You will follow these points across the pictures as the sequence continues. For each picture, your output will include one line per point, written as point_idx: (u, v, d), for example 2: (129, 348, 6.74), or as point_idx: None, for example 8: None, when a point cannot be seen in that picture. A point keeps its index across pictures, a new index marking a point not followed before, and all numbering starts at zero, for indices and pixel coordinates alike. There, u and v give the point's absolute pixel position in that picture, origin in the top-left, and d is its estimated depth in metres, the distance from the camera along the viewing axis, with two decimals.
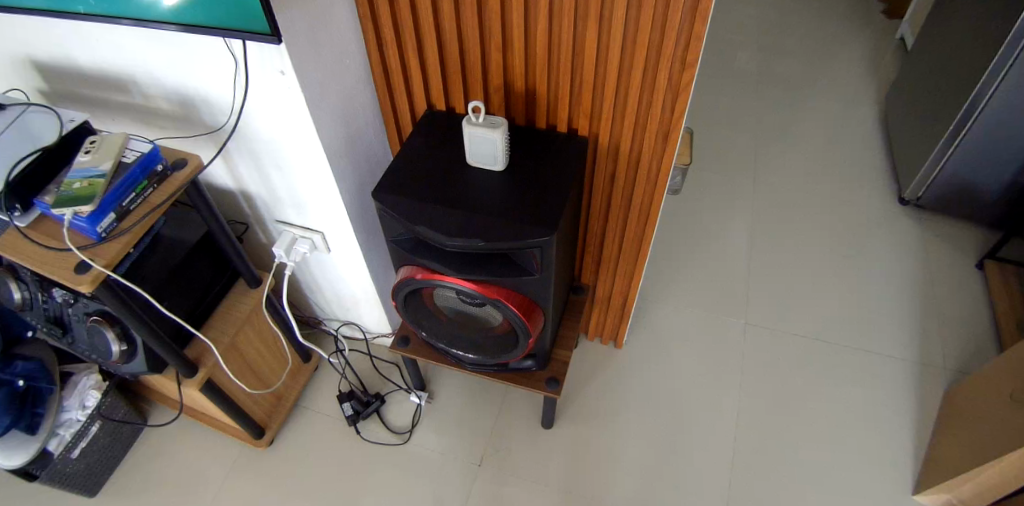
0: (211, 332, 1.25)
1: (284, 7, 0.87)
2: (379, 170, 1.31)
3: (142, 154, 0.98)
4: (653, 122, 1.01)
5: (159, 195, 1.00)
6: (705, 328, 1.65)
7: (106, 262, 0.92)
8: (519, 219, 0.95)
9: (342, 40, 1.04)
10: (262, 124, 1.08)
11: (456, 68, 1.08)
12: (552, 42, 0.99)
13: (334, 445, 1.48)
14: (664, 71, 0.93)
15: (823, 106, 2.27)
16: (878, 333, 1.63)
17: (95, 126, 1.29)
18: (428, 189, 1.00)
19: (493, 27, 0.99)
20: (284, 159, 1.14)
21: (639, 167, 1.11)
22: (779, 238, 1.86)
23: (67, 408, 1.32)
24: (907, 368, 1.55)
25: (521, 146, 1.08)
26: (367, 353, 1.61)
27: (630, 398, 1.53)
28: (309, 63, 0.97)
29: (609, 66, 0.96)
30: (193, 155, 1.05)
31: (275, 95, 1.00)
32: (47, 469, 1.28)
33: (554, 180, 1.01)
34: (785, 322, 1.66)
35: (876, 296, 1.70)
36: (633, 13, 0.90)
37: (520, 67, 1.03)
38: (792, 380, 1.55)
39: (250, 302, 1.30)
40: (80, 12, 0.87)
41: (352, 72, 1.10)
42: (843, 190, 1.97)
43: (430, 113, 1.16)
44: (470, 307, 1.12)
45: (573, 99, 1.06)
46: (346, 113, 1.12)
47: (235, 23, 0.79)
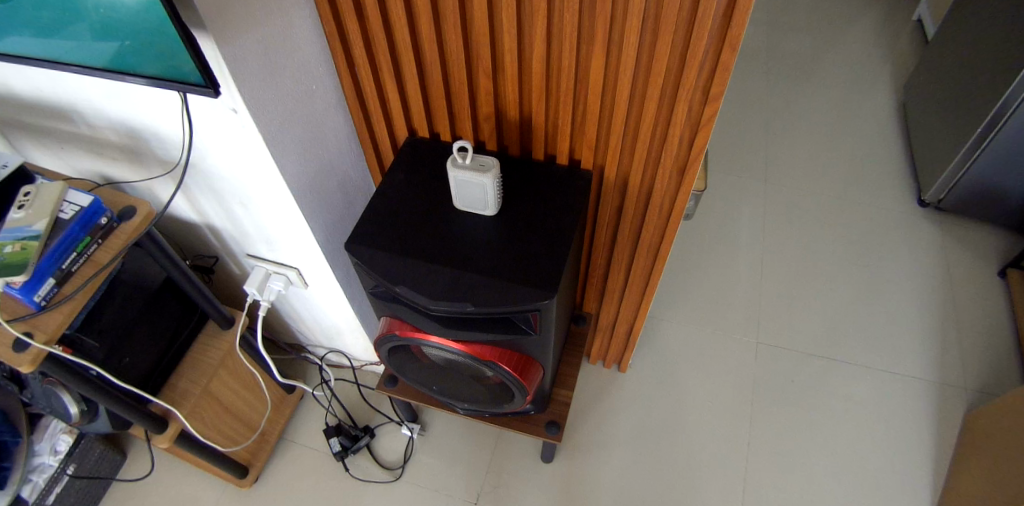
0: (180, 382, 1.15)
1: (230, 39, 0.73)
2: (358, 198, 1.19)
3: (82, 207, 0.86)
4: (668, 158, 0.89)
5: (105, 251, 0.89)
6: (713, 347, 1.56)
7: (46, 337, 0.81)
8: (512, 278, 0.84)
9: (306, 66, 0.90)
10: (218, 162, 0.95)
11: (440, 94, 0.95)
12: (551, 67, 0.86)
13: (322, 482, 1.39)
14: (683, 103, 0.81)
15: (836, 90, 2.13)
16: (896, 350, 1.54)
17: (45, 155, 1.15)
18: (410, 240, 0.89)
19: (481, 52, 0.85)
20: (247, 197, 1.01)
21: (650, 201, 0.99)
22: (792, 245, 1.75)
23: (39, 452, 1.22)
24: (924, 390, 1.47)
25: (515, 183, 0.96)
26: (354, 382, 1.51)
27: (635, 425, 1.45)
28: (266, 98, 0.84)
29: (618, 98, 0.83)
30: (143, 201, 0.93)
31: (229, 135, 0.87)
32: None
33: (550, 228, 0.90)
34: (798, 340, 1.57)
35: (893, 309, 1.61)
36: (648, 37, 0.77)
37: (514, 97, 0.89)
38: (806, 404, 1.47)
39: (222, 347, 1.19)
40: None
41: (319, 99, 0.96)
42: (858, 188, 1.86)
43: (412, 140, 1.03)
44: (457, 363, 1.01)
45: (576, 129, 0.93)
46: (315, 145, 0.99)
47: (164, 71, 0.70)
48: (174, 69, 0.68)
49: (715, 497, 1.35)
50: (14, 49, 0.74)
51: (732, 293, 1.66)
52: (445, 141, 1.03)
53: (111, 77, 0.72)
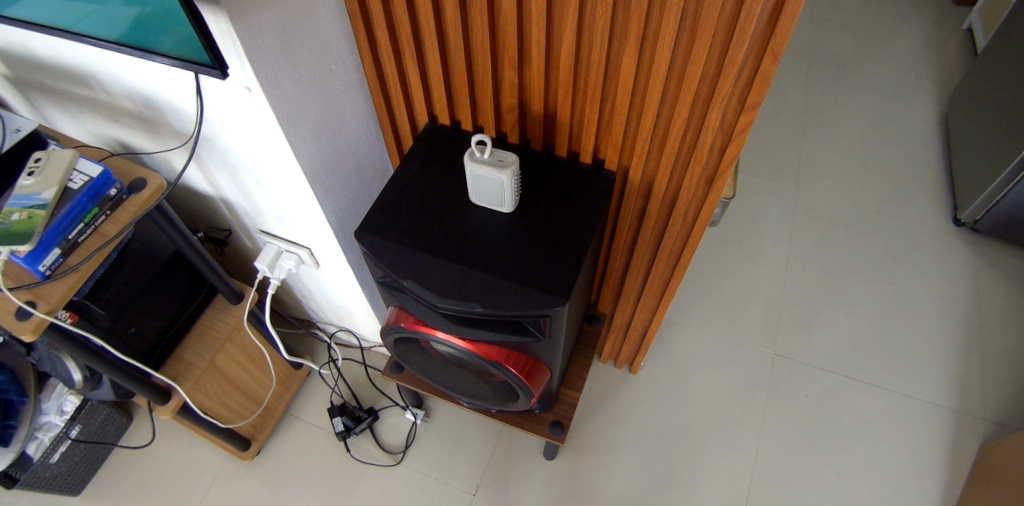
0: (186, 354, 1.14)
1: (244, 14, 0.70)
2: (375, 181, 1.16)
3: (91, 177, 0.85)
4: (697, 166, 0.85)
5: (112, 223, 0.87)
6: (726, 356, 1.53)
7: (49, 307, 0.80)
8: (523, 281, 0.81)
9: (325, 45, 0.87)
10: (231, 138, 0.93)
11: (462, 83, 0.91)
12: (580, 62, 0.81)
13: (323, 461, 1.40)
14: (717, 110, 0.76)
15: (877, 95, 2.03)
16: (916, 372, 1.49)
17: (64, 118, 1.14)
18: (423, 234, 0.86)
19: (507, 43, 0.81)
20: (260, 175, 0.99)
21: (675, 207, 0.95)
22: (817, 256, 1.69)
23: (45, 411, 1.22)
24: (941, 416, 1.42)
25: (535, 180, 0.93)
26: (361, 362, 1.51)
27: (640, 429, 1.43)
28: (281, 76, 0.81)
29: (649, 99, 0.79)
30: (154, 173, 0.91)
31: (242, 112, 0.85)
32: (26, 473, 1.19)
33: (567, 230, 0.87)
34: (815, 354, 1.52)
35: (917, 330, 1.55)
36: (685, 37, 0.72)
37: (539, 91, 0.85)
38: (816, 421, 1.43)
39: (231, 321, 1.19)
40: (14, 16, 0.75)
41: (338, 79, 0.93)
42: (891, 200, 1.78)
43: (432, 127, 1.00)
44: (462, 359, 1.00)
45: (602, 128, 0.89)
46: (332, 126, 0.96)
47: (175, 48, 0.68)
48: (183, 46, 0.67)
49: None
50: (34, 16, 0.74)
51: (750, 301, 1.61)
52: (465, 130, 0.99)
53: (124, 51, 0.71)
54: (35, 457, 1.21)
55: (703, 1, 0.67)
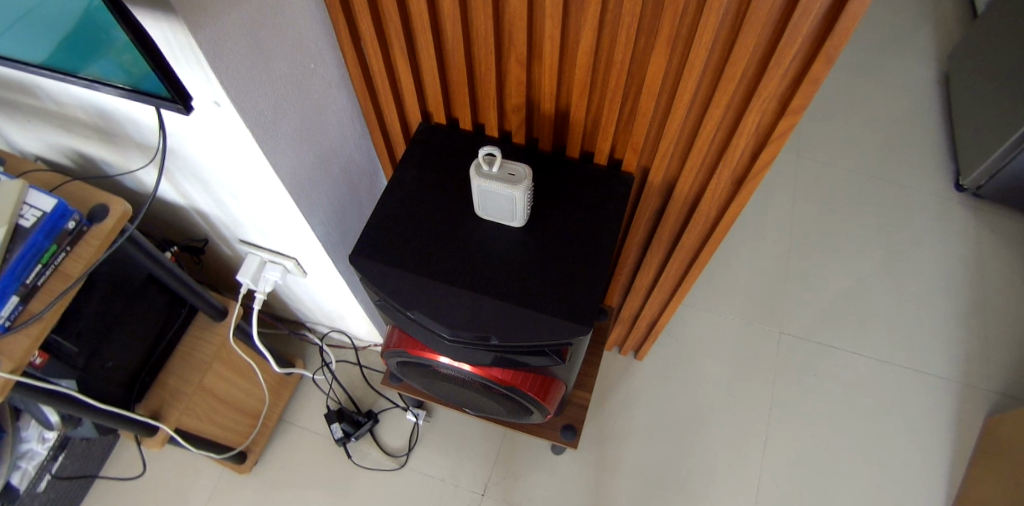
0: (170, 378, 1.06)
1: (205, 23, 0.59)
2: (363, 181, 1.06)
3: (45, 211, 0.74)
4: (726, 170, 0.77)
5: (74, 261, 0.77)
6: (731, 339, 1.49)
7: (13, 366, 0.71)
8: (542, 306, 0.74)
9: (301, 44, 0.76)
10: (201, 153, 0.82)
11: (461, 81, 0.81)
12: (599, 59, 0.72)
13: (324, 469, 1.35)
14: (754, 115, 0.68)
15: (875, 49, 1.94)
16: (920, 346, 1.47)
17: (13, 128, 1.00)
18: (428, 258, 0.78)
19: (515, 39, 0.71)
20: (237, 189, 0.89)
21: (697, 208, 0.88)
22: (821, 228, 1.64)
23: (25, 439, 1.13)
24: (945, 390, 1.42)
25: (545, 187, 0.84)
26: (357, 364, 1.44)
27: (647, 418, 1.41)
28: (254, 86, 0.70)
29: (678, 103, 0.71)
30: (116, 198, 0.80)
31: (213, 129, 0.74)
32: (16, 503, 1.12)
33: (583, 244, 0.80)
34: (820, 332, 1.50)
35: (921, 303, 1.53)
36: (723, 35, 0.63)
37: (551, 92, 0.76)
38: (823, 401, 1.42)
39: (216, 341, 1.10)
40: None
41: (317, 80, 0.82)
42: (891, 165, 1.73)
43: (427, 127, 0.90)
44: (465, 385, 0.93)
45: (621, 128, 0.81)
46: (315, 132, 0.86)
47: (129, 81, 0.60)
48: (137, 80, 0.59)
49: (726, 496, 1.33)
50: None
51: (752, 278, 1.57)
52: (464, 129, 0.90)
53: (75, 82, 0.63)
54: (23, 486, 1.13)
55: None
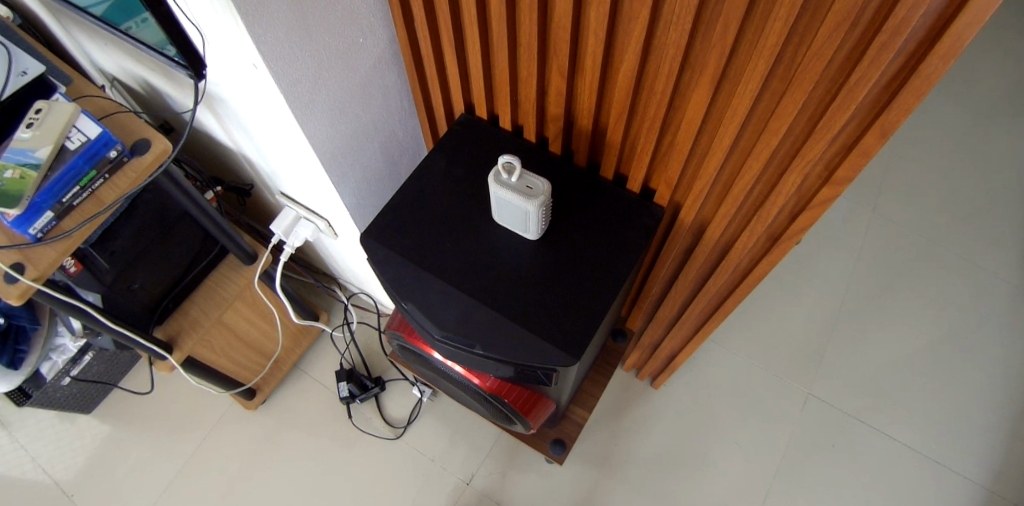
0: (191, 308, 1.11)
1: None
2: (402, 159, 1.06)
3: (90, 138, 0.80)
4: (760, 225, 0.72)
5: (109, 188, 0.81)
6: (754, 388, 1.41)
7: (37, 274, 0.76)
8: (536, 328, 0.72)
9: (350, 16, 0.76)
10: (244, 106, 0.84)
11: (503, 80, 0.78)
12: (643, 84, 0.68)
13: (324, 423, 1.39)
14: (796, 174, 0.62)
15: (994, 106, 1.73)
16: (959, 441, 1.34)
17: (95, 49, 1.06)
18: (433, 253, 0.77)
19: (558, 50, 0.68)
20: (276, 146, 0.91)
21: (726, 255, 0.83)
22: (881, 290, 1.51)
23: (60, 334, 1.21)
24: (979, 494, 1.29)
25: (570, 204, 0.81)
26: (376, 328, 1.47)
27: (647, 449, 1.36)
28: (293, 52, 0.71)
29: (716, 146, 0.65)
30: (159, 135, 0.84)
31: (253, 88, 0.76)
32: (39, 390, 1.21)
33: (594, 270, 0.76)
34: (852, 402, 1.39)
35: (977, 395, 1.39)
36: (774, 84, 0.58)
37: (589, 108, 0.73)
38: (840, 475, 1.32)
39: (241, 283, 1.15)
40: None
41: (364, 54, 0.82)
42: (981, 238, 1.56)
43: (467, 119, 0.89)
44: (455, 383, 0.94)
45: (658, 159, 0.76)
46: (355, 105, 0.86)
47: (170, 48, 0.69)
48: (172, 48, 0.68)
49: None
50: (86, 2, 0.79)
51: (793, 330, 1.47)
52: (503, 128, 0.88)
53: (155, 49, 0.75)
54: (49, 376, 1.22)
55: (806, 49, 0.52)
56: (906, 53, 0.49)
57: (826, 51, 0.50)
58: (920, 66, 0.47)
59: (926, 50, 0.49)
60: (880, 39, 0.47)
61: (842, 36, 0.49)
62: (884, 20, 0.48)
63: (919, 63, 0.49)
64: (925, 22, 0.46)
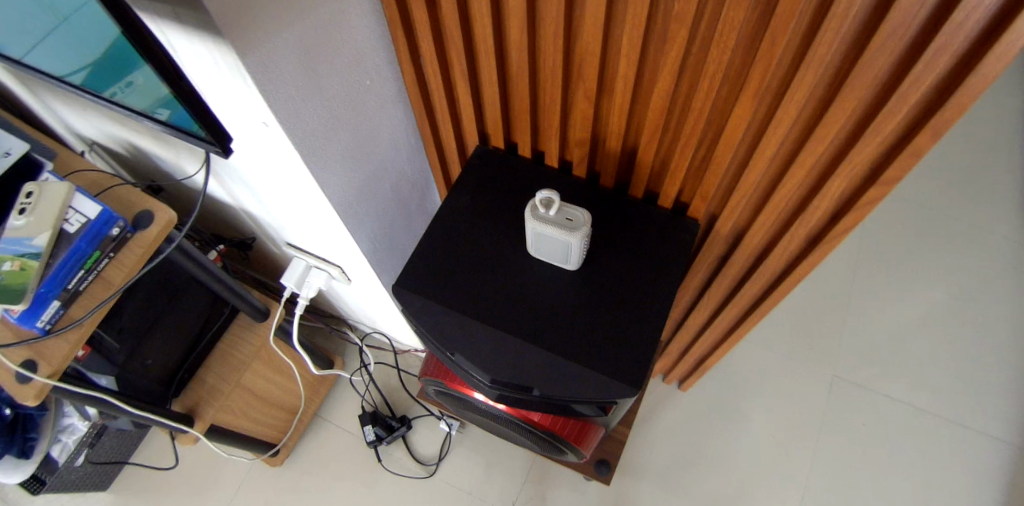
0: (207, 377, 1.06)
1: (257, 46, 0.57)
2: (414, 196, 1.03)
3: (90, 218, 0.74)
4: (802, 229, 0.71)
5: (117, 268, 0.76)
6: (781, 376, 1.41)
7: (51, 370, 0.72)
8: (591, 364, 0.69)
9: (360, 61, 0.73)
10: (248, 164, 0.80)
11: (523, 108, 0.76)
12: (674, 100, 0.66)
13: (353, 469, 1.34)
14: (842, 178, 0.61)
15: None
16: (987, 404, 1.36)
17: (73, 115, 0.99)
18: (473, 296, 0.74)
19: (584, 74, 0.67)
20: (284, 199, 0.87)
21: (763, 260, 0.82)
22: (892, 265, 1.52)
23: (67, 413, 1.13)
24: (1011, 453, 1.30)
25: (604, 226, 0.79)
26: (394, 367, 1.43)
27: (685, 451, 1.35)
28: (306, 105, 0.68)
29: (757, 157, 0.64)
30: (161, 205, 0.79)
31: (263, 147, 0.72)
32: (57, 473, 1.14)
33: (639, 294, 0.74)
34: (879, 379, 1.39)
35: (996, 356, 1.41)
36: (818, 92, 0.56)
37: (618, 129, 0.71)
38: (876, 452, 1.32)
39: (255, 342, 1.09)
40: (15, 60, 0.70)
41: (374, 97, 0.79)
42: (976, 201, 1.59)
43: (482, 150, 0.86)
44: (497, 421, 0.91)
45: (691, 172, 0.75)
46: (367, 148, 0.83)
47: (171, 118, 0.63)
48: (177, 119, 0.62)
49: None
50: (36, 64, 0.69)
51: (811, 313, 1.47)
52: (522, 155, 0.85)
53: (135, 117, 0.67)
54: (62, 459, 1.15)
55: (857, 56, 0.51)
56: (960, 53, 0.48)
57: (881, 56, 0.49)
58: (977, 65, 0.46)
59: (982, 47, 0.48)
60: (936, 41, 0.46)
61: (896, 40, 0.48)
62: (937, 21, 0.47)
63: (973, 61, 0.48)
64: (981, 21, 0.45)
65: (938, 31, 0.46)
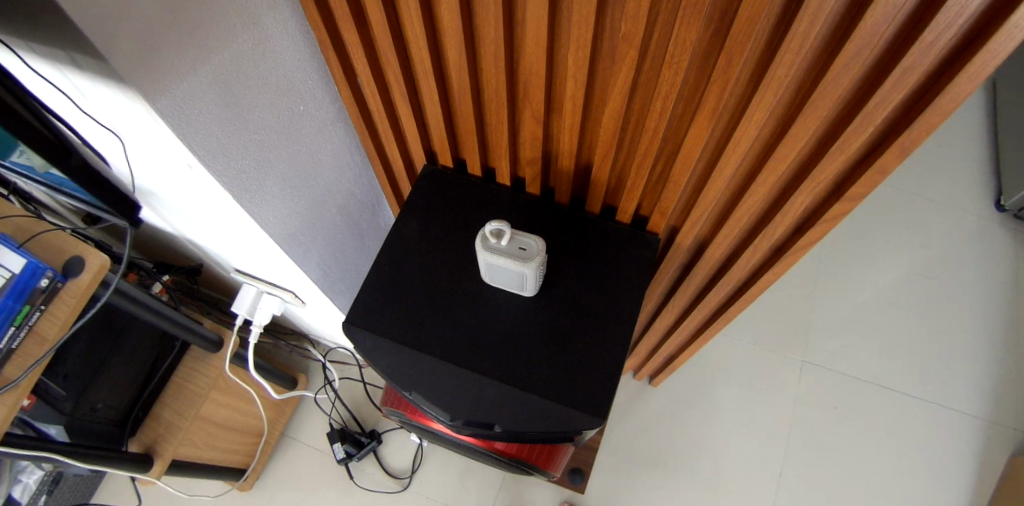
0: (164, 412, 1.02)
1: (164, 88, 0.53)
2: (362, 215, 0.98)
3: (14, 272, 0.69)
4: (765, 241, 0.69)
5: (50, 321, 0.71)
6: (751, 365, 1.42)
7: None
8: (551, 395, 0.67)
9: (290, 87, 0.68)
10: (179, 200, 0.75)
11: (469, 127, 0.72)
12: (627, 119, 0.63)
13: (325, 487, 1.32)
14: (805, 194, 0.59)
15: None
16: (949, 379, 1.39)
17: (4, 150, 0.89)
18: (426, 329, 0.71)
19: (530, 96, 0.63)
20: (225, 231, 0.82)
21: (727, 270, 0.80)
22: (856, 245, 1.52)
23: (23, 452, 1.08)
24: (972, 427, 1.34)
25: (560, 245, 0.77)
26: (360, 381, 1.40)
27: (659, 445, 1.36)
28: (231, 140, 0.63)
29: (718, 175, 0.62)
30: (92, 249, 0.74)
31: (191, 187, 0.68)
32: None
33: (599, 316, 0.72)
34: (846, 362, 1.41)
35: (955, 333, 1.44)
36: (778, 111, 0.54)
37: (570, 149, 0.67)
38: (845, 434, 1.35)
39: (211, 372, 1.05)
40: None
41: (309, 122, 0.74)
42: (933, 180, 1.61)
43: (432, 169, 0.83)
44: (465, 449, 0.89)
45: (648, 187, 0.72)
46: (307, 176, 0.78)
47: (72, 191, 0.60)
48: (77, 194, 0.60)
49: None
50: None
51: (778, 299, 1.48)
52: (474, 173, 0.82)
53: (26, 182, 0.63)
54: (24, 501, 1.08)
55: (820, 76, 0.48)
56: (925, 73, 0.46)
57: (844, 77, 0.46)
58: (947, 86, 0.45)
59: (949, 66, 0.46)
60: (903, 63, 0.44)
61: (859, 63, 0.46)
62: (902, 42, 0.45)
63: (941, 80, 0.46)
64: (950, 41, 0.43)
65: (904, 53, 0.44)
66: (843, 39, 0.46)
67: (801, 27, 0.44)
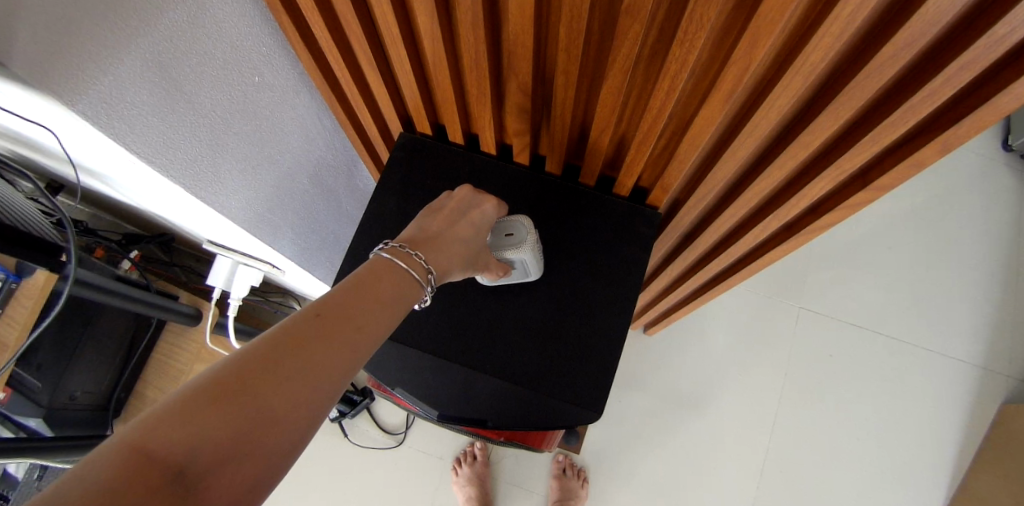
0: (148, 391, 1.01)
1: (77, 87, 0.45)
2: (340, 181, 0.91)
3: None
4: (776, 222, 0.63)
5: (7, 325, 0.68)
6: (749, 312, 1.38)
7: None
8: (536, 387, 0.65)
9: (242, 56, 0.59)
10: (129, 182, 0.68)
11: (448, 96, 0.64)
12: (630, 92, 0.55)
13: (321, 443, 1.33)
14: (828, 179, 0.53)
15: None
16: (948, 324, 1.36)
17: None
18: (412, 323, 0.67)
19: (515, 68, 0.55)
20: (184, 210, 0.75)
21: (731, 243, 0.75)
22: None
23: None
24: (965, 370, 1.33)
25: (552, 224, 0.71)
26: None
27: (655, 394, 1.35)
28: (175, 124, 0.55)
29: (730, 156, 0.55)
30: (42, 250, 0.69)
31: (139, 175, 0.60)
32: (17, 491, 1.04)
33: (594, 303, 0.68)
34: (845, 308, 1.38)
35: (958, 275, 1.39)
36: (807, 92, 0.46)
37: (563, 122, 0.60)
38: (840, 380, 1.34)
39: (193, 348, 1.02)
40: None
41: (271, 93, 0.65)
42: None
43: (410, 138, 0.75)
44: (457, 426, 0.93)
45: (650, 161, 0.65)
46: (271, 150, 0.70)
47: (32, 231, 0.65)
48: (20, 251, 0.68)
49: (727, 472, 1.31)
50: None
51: None
52: (456, 141, 0.74)
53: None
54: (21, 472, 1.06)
55: (863, 60, 0.41)
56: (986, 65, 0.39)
57: (888, 65, 0.39)
58: (1012, 83, 0.38)
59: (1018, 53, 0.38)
60: (962, 60, 0.37)
61: (905, 55, 0.39)
62: (967, 27, 0.37)
63: (1005, 71, 0.39)
64: None
65: (969, 45, 0.36)
66: (894, 23, 0.39)
67: (846, 12, 0.36)
